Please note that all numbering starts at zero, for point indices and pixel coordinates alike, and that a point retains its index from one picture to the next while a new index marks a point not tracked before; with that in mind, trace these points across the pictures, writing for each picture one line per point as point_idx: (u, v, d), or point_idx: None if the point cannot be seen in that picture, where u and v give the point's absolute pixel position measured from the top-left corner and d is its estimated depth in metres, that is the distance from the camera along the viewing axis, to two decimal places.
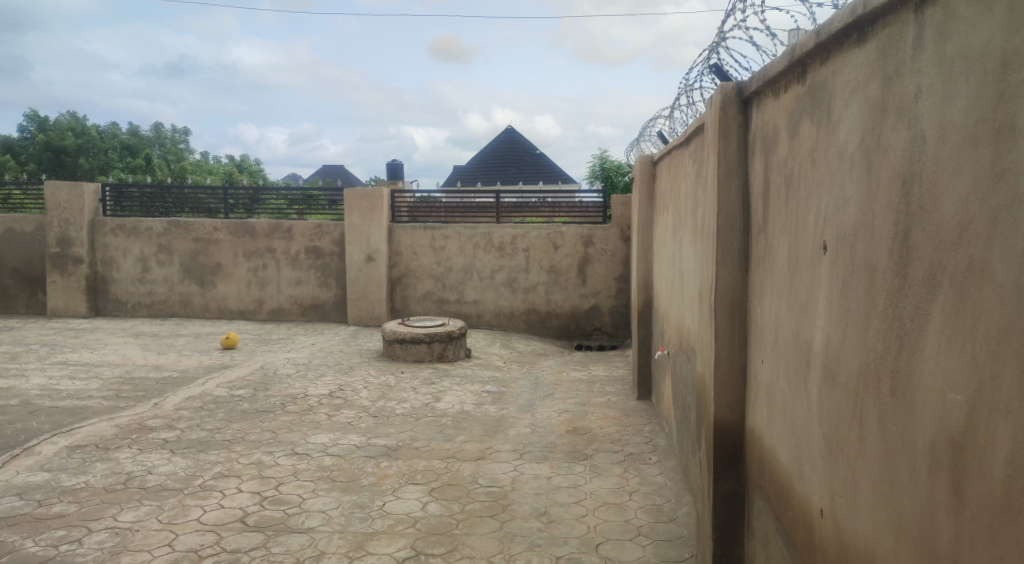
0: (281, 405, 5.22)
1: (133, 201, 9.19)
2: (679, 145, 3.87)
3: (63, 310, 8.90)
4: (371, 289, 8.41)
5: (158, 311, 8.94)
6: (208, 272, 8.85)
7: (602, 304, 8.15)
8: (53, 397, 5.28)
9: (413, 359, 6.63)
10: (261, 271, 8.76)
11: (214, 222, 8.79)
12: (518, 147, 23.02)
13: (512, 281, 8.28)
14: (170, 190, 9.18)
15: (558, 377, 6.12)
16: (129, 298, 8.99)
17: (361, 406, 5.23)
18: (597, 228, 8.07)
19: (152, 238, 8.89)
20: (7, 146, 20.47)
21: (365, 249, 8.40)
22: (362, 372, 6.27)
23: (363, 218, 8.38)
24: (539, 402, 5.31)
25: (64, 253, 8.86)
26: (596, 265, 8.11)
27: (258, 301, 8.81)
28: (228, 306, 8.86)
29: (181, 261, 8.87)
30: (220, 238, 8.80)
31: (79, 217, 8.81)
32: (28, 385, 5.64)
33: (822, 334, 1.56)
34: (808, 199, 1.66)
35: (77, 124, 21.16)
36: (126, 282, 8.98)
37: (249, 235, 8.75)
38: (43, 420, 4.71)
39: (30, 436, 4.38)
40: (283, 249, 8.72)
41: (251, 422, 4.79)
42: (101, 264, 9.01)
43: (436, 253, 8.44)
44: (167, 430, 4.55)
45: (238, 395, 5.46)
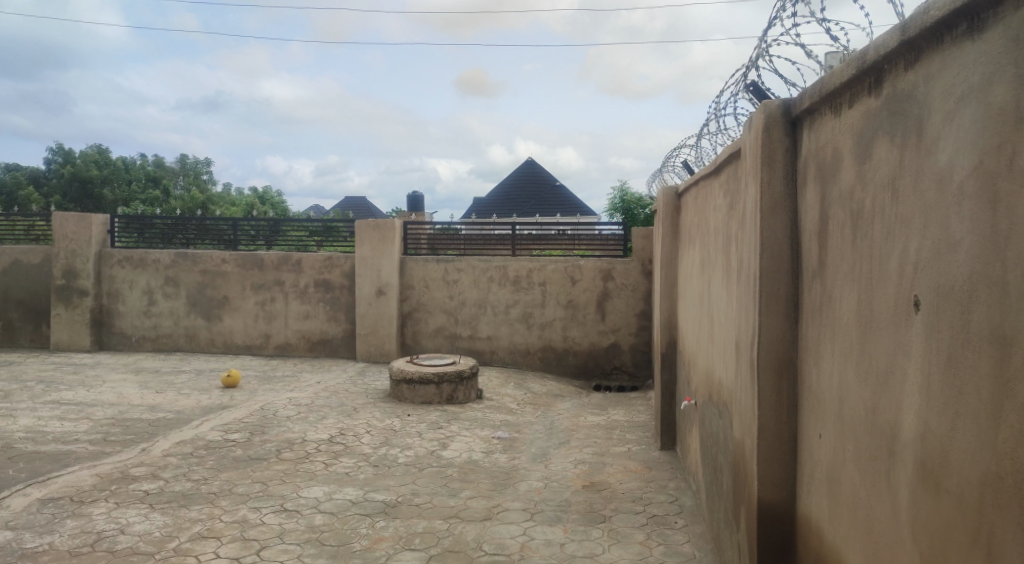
0: (276, 452, 4.87)
1: (152, 231, 9.00)
2: (707, 175, 3.54)
3: (66, 344, 8.68)
4: (380, 325, 8.10)
5: (162, 344, 8.70)
6: (214, 305, 8.60)
7: (622, 342, 7.74)
8: (36, 440, 5.00)
9: (421, 400, 6.26)
10: (269, 304, 8.49)
11: (222, 253, 8.56)
12: (537, 179, 22.86)
13: (527, 316, 7.91)
14: (191, 221, 8.96)
15: (575, 421, 5.71)
16: (133, 331, 8.76)
17: (362, 454, 4.85)
18: (617, 261, 7.70)
19: (159, 270, 8.68)
20: (34, 178, 20.69)
21: (375, 282, 8.10)
22: (367, 414, 5.91)
23: (374, 250, 8.10)
24: (554, 450, 4.91)
25: (69, 285, 8.67)
26: (615, 301, 7.73)
27: (265, 336, 8.52)
28: (235, 341, 8.58)
29: (187, 293, 8.63)
30: (228, 270, 8.55)
31: (86, 249, 8.64)
32: (14, 427, 5.36)
33: (911, 419, 1.19)
34: (888, 242, 1.30)
35: (102, 156, 21.35)
36: (131, 315, 8.76)
37: (257, 266, 8.49)
38: (21, 469, 4.42)
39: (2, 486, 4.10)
40: (292, 282, 8.45)
41: (242, 471, 4.44)
42: (106, 296, 8.81)
43: (449, 287, 8.10)
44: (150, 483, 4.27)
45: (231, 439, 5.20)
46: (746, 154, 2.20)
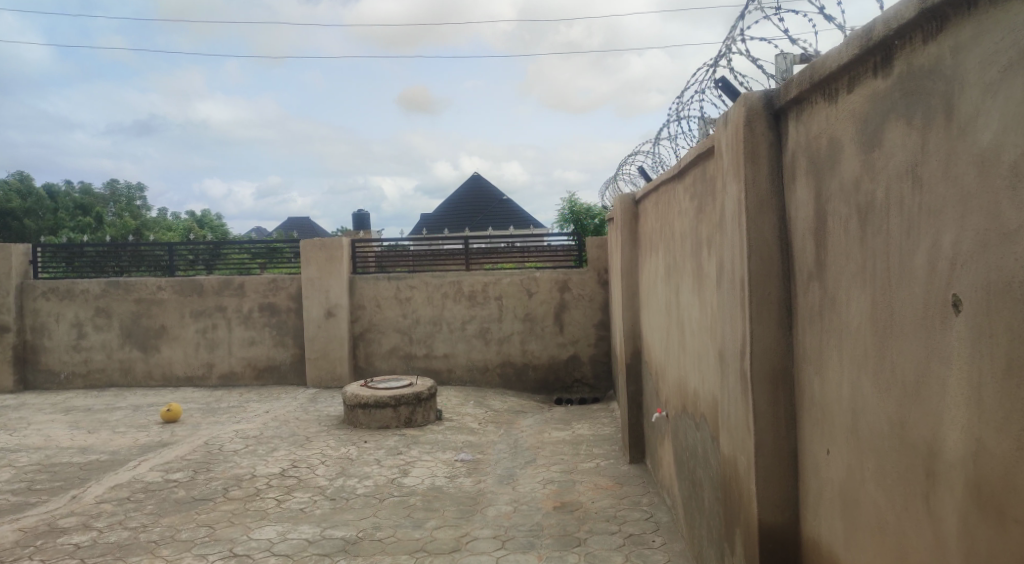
0: (223, 490, 4.56)
1: (84, 260, 8.50)
2: (669, 178, 3.42)
3: None
4: (331, 347, 7.77)
5: (95, 380, 8.20)
6: (151, 335, 8.14)
7: (582, 353, 7.60)
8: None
9: (377, 425, 5.99)
10: (211, 332, 8.08)
11: (158, 280, 8.11)
12: (485, 193, 22.75)
13: (484, 331, 7.71)
14: (125, 247, 8.47)
15: (540, 438, 5.52)
16: (63, 368, 8.24)
17: (317, 487, 4.57)
18: (573, 272, 7.58)
19: (89, 301, 8.18)
20: None
21: (324, 304, 7.78)
22: (320, 443, 5.60)
23: (321, 271, 7.79)
24: (520, 471, 4.71)
25: None
26: (573, 312, 7.59)
27: (207, 365, 8.10)
28: (175, 372, 8.14)
29: (121, 324, 8.16)
30: (164, 298, 8.10)
31: (7, 281, 8.09)
32: None
33: (954, 437, 1.05)
34: (911, 236, 1.16)
35: (25, 183, 20.20)
36: (59, 350, 8.23)
37: (196, 292, 8.07)
38: None
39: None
40: (234, 307, 8.06)
41: (184, 515, 4.14)
42: (31, 332, 8.27)
43: (401, 305, 7.84)
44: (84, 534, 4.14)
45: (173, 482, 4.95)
46: (722, 151, 2.06)
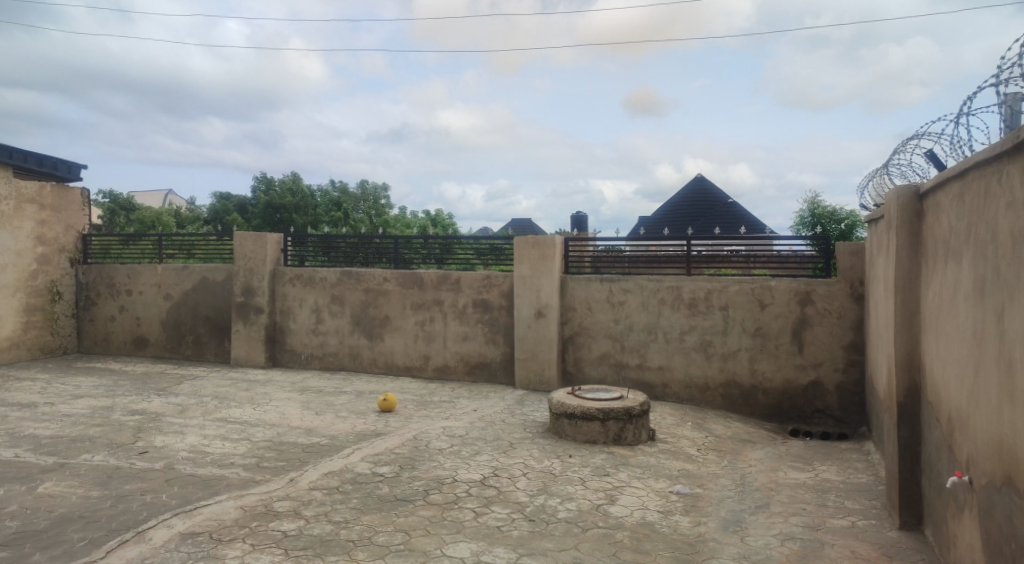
0: (424, 493, 4.42)
1: (338, 251, 8.98)
2: (990, 158, 2.56)
3: (244, 359, 9.04)
4: (541, 349, 7.51)
5: (328, 363, 8.76)
6: (376, 324, 8.50)
7: (826, 379, 6.53)
8: (197, 462, 5.93)
9: (583, 439, 5.55)
10: (428, 324, 8.23)
11: (384, 272, 8.46)
12: (708, 196, 21.53)
13: (706, 345, 6.94)
14: (370, 240, 8.83)
15: (773, 477, 4.70)
16: (303, 349, 8.91)
17: (517, 503, 4.25)
18: (818, 282, 6.53)
19: (326, 288, 8.75)
20: (241, 207, 22.96)
21: (535, 303, 7.54)
22: (524, 453, 5.30)
23: (533, 269, 7.55)
24: (750, 517, 3.98)
25: (248, 302, 8.99)
26: (815, 330, 6.55)
27: (425, 357, 8.27)
28: (395, 362, 8.42)
29: (352, 312, 8.61)
30: (389, 289, 8.43)
31: (262, 267, 8.92)
32: (180, 445, 6.36)
33: None
34: None
35: (296, 182, 22.99)
36: (301, 333, 8.91)
37: (417, 285, 8.28)
38: (174, 494, 5.38)
39: (152, 514, 5.06)
40: (450, 302, 8.14)
41: (384, 515, 4.03)
42: (279, 314, 9.04)
43: (614, 309, 7.34)
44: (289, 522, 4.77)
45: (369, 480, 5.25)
46: None
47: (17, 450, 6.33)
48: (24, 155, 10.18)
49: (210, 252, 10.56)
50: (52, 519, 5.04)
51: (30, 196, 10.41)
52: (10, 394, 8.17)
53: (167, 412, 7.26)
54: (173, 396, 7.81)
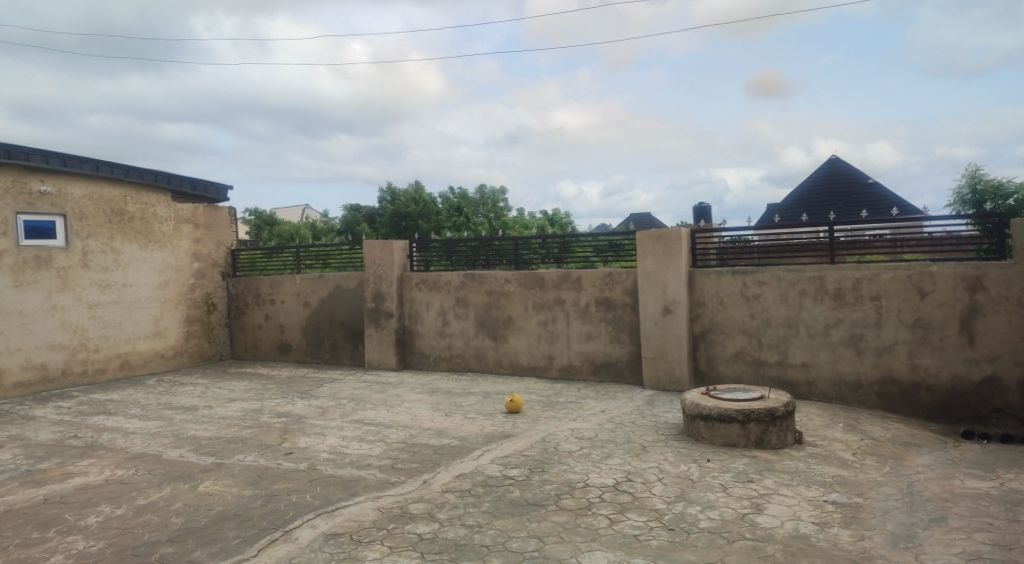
0: (556, 497, 4.29)
1: (461, 254, 9.06)
2: None
3: (376, 362, 9.31)
4: (669, 348, 7.18)
5: (456, 364, 8.86)
6: (500, 325, 8.50)
7: (1004, 374, 5.78)
8: (337, 463, 6.15)
9: (721, 442, 5.21)
10: (551, 324, 8.12)
11: (506, 273, 8.45)
12: (846, 179, 20.05)
13: (855, 339, 6.36)
14: (491, 243, 8.84)
15: (947, 487, 4.18)
16: (431, 351, 9.07)
17: (655, 510, 4.01)
18: (988, 265, 5.81)
19: (451, 291, 8.87)
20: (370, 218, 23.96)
21: (661, 300, 7.22)
22: (657, 457, 5.04)
23: (658, 264, 7.23)
24: (924, 533, 3.54)
25: (378, 308, 9.26)
26: (987, 319, 5.82)
27: (549, 357, 8.17)
28: (520, 363, 8.38)
29: (476, 314, 8.67)
30: (511, 290, 8.41)
31: (390, 273, 9.15)
32: (322, 446, 6.60)
33: None
34: None
35: (419, 190, 23.63)
36: (429, 336, 9.07)
37: (539, 285, 8.20)
38: (316, 494, 5.59)
39: (297, 514, 5.27)
40: (573, 301, 7.98)
41: (517, 519, 3.93)
42: (408, 318, 9.25)
43: (748, 303, 6.89)
44: (425, 523, 4.96)
45: (499, 486, 5.36)
46: None
47: (181, 450, 6.82)
48: (179, 179, 11.06)
49: (344, 261, 11.04)
50: (210, 517, 5.36)
51: (185, 217, 11.30)
52: (174, 399, 8.87)
53: (309, 414, 7.59)
54: (315, 399, 8.16)
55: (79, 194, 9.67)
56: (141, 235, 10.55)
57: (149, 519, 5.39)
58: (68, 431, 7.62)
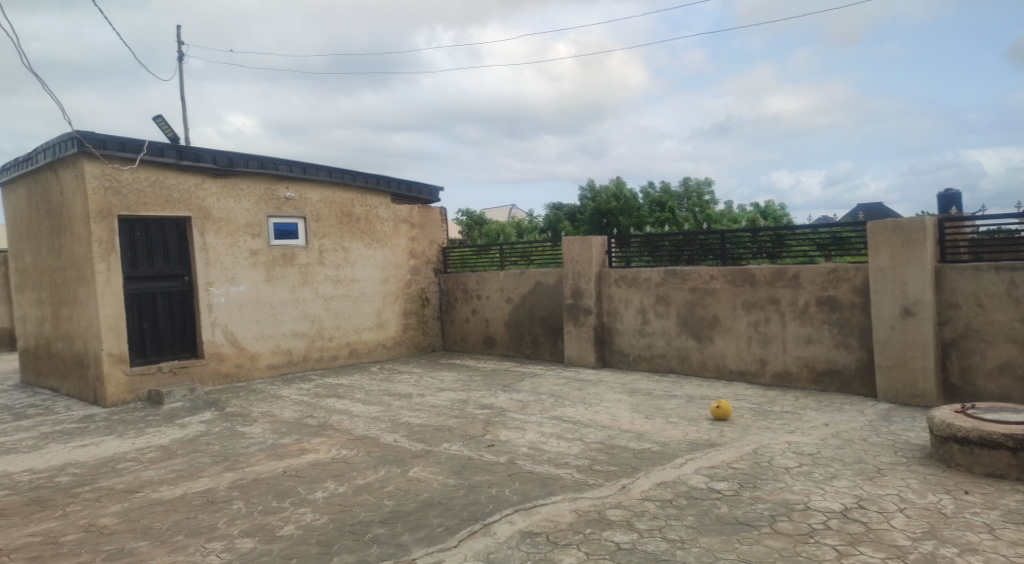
0: (772, 519, 3.78)
1: (663, 250, 8.58)
2: None
3: (576, 359, 9.17)
4: (912, 355, 6.17)
5: (657, 365, 8.46)
6: (705, 325, 7.97)
7: None
8: (535, 459, 6.05)
9: (983, 472, 4.30)
10: (763, 325, 7.44)
11: (711, 269, 7.90)
12: None
13: None
14: (695, 237, 8.28)
15: None
16: (631, 350, 8.74)
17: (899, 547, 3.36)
18: None
19: (651, 288, 8.49)
20: (572, 215, 23.95)
21: (900, 301, 6.22)
22: (897, 482, 4.29)
23: (896, 259, 6.24)
24: None
25: (577, 304, 9.10)
26: None
27: (761, 361, 7.48)
28: (728, 366, 7.78)
29: (678, 313, 8.21)
30: (717, 287, 7.84)
31: (589, 270, 8.94)
32: (521, 441, 6.54)
33: None
34: None
35: (621, 186, 23.18)
36: (628, 334, 8.75)
37: (749, 283, 7.56)
38: (515, 489, 5.52)
39: (496, 508, 5.23)
40: (789, 300, 7.24)
41: (727, 539, 3.50)
42: (607, 315, 8.99)
43: (1018, 306, 5.73)
44: (624, 531, 4.67)
45: (703, 501, 4.93)
46: None
47: (395, 435, 7.14)
48: (398, 182, 11.78)
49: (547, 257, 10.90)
50: (418, 502, 5.50)
51: (402, 217, 11.97)
52: (392, 385, 9.41)
53: (510, 408, 7.61)
54: (516, 393, 8.19)
55: (316, 199, 10.65)
56: (365, 234, 11.36)
57: (366, 499, 5.67)
58: (305, 411, 8.36)
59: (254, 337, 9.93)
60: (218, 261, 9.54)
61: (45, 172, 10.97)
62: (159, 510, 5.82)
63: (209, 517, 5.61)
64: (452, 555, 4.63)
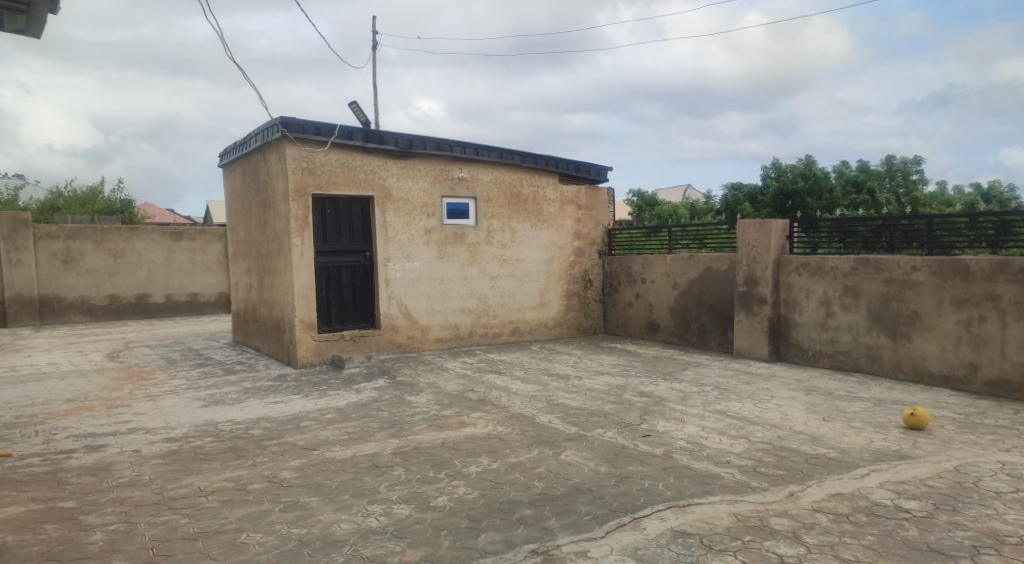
0: None
1: (854, 236, 7.72)
2: None
3: (747, 350, 8.55)
4: None
5: (841, 363, 7.68)
6: (901, 321, 7.10)
7: None
8: (693, 454, 5.69)
9: None
10: (976, 325, 6.49)
11: (912, 259, 6.99)
12: None
13: None
14: (894, 223, 7.36)
15: None
16: (810, 345, 8.00)
17: None
18: None
19: (838, 278, 7.69)
20: (752, 197, 22.51)
21: None
22: None
23: None
24: None
25: (750, 292, 8.46)
26: None
27: (971, 367, 6.53)
28: (927, 369, 6.88)
29: (869, 307, 7.37)
30: (920, 279, 6.93)
31: (766, 256, 8.26)
32: (679, 434, 6.20)
33: None
34: None
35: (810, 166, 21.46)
36: (808, 327, 8.01)
37: (960, 275, 6.62)
38: (669, 484, 5.22)
39: (647, 502, 4.97)
40: (1012, 297, 6.24)
41: None
42: (784, 305, 8.29)
43: None
44: (788, 543, 4.24)
45: (887, 520, 4.40)
46: None
47: (550, 416, 7.09)
48: (566, 162, 11.67)
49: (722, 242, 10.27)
50: (568, 487, 5.38)
51: (570, 198, 11.86)
52: (552, 366, 9.38)
53: (671, 398, 7.25)
54: (678, 382, 7.80)
55: (487, 179, 10.84)
56: (533, 215, 11.39)
57: (516, 478, 5.65)
58: (467, 385, 8.57)
59: (425, 310, 10.34)
60: (396, 238, 10.01)
61: (255, 153, 12.14)
62: (330, 468, 6.22)
63: (373, 480, 5.90)
64: (597, 546, 4.46)
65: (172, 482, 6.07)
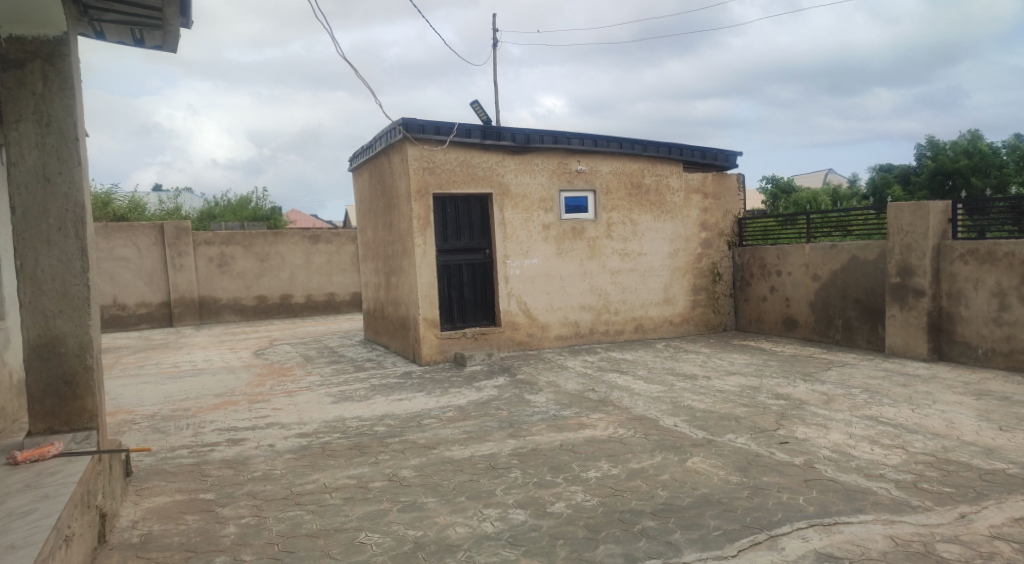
0: None
1: None
2: None
3: (901, 349, 7.64)
4: None
5: (1019, 363, 6.68)
6: None
7: None
8: (840, 466, 5.07)
9: None
10: None
11: None
12: None
13: None
14: None
15: None
16: (980, 342, 7.01)
17: None
18: None
19: (1015, 266, 6.70)
20: (904, 178, 20.54)
21: None
22: None
23: None
24: None
25: (905, 284, 7.54)
26: None
27: None
28: None
29: None
30: None
31: (923, 242, 7.32)
32: (823, 442, 5.57)
33: None
34: None
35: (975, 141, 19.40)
36: (978, 322, 7.03)
37: None
38: (811, 498, 4.66)
39: (786, 518, 4.45)
40: None
41: None
42: (947, 298, 7.33)
43: None
44: None
45: None
46: None
47: (676, 419, 6.63)
48: (691, 150, 11.03)
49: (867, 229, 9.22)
50: (695, 498, 4.94)
51: (695, 186, 11.21)
52: (678, 365, 8.87)
53: (812, 401, 6.58)
54: (821, 383, 7.08)
55: (607, 171, 10.45)
56: (656, 206, 10.87)
57: (639, 486, 5.28)
58: (588, 384, 8.26)
59: (545, 308, 10.12)
60: (515, 235, 9.87)
61: (381, 156, 12.43)
62: (449, 469, 6.12)
63: (489, 482, 5.74)
64: None
65: (300, 478, 6.21)
